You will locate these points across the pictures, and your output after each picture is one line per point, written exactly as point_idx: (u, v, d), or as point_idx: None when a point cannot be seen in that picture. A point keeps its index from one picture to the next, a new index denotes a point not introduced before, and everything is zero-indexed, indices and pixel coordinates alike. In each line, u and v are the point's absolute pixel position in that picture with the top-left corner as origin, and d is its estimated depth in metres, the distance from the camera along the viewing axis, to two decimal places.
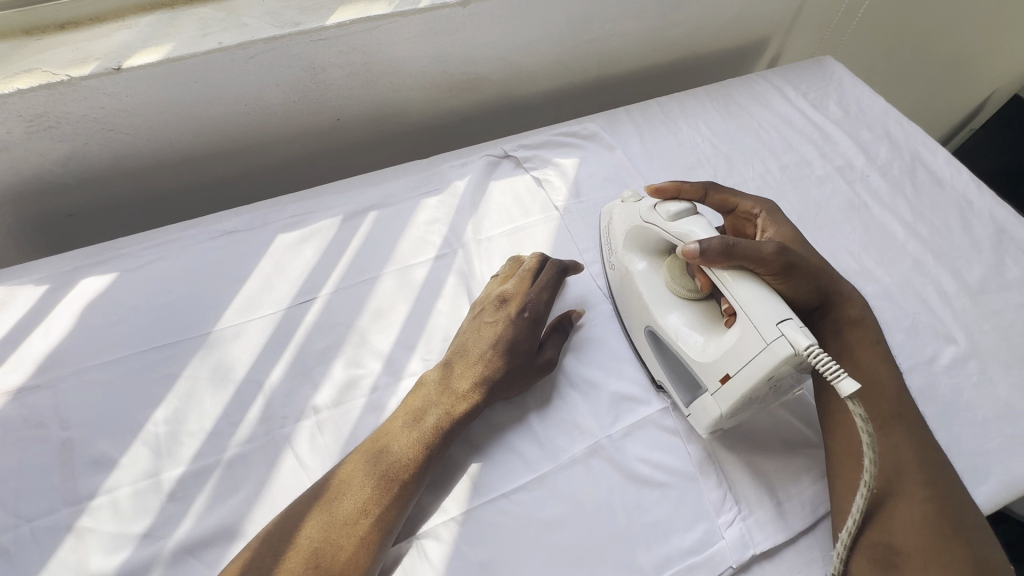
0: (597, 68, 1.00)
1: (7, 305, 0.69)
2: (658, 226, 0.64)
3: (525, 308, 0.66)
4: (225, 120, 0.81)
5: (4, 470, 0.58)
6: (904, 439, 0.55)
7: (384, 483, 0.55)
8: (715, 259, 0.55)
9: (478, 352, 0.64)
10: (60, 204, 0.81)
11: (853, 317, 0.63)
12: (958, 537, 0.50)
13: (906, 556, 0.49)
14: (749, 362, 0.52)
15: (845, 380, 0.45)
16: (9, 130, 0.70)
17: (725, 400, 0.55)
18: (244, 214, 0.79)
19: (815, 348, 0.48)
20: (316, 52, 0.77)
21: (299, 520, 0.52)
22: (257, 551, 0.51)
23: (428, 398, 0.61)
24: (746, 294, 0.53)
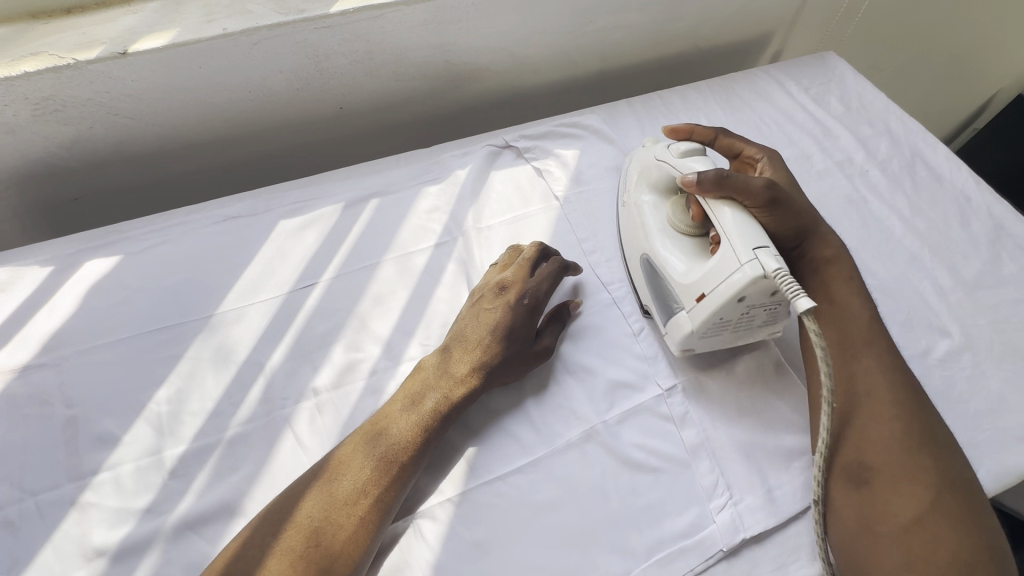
0: (600, 60, 1.01)
1: (12, 286, 0.70)
2: (667, 163, 0.70)
3: (524, 295, 0.67)
4: (228, 107, 0.81)
5: (10, 445, 0.60)
6: (873, 363, 0.60)
7: (383, 464, 0.56)
8: (708, 189, 0.61)
9: (477, 337, 0.65)
10: (66, 187, 0.82)
11: (829, 257, 0.68)
12: (925, 450, 0.55)
13: (874, 471, 0.54)
14: (723, 282, 0.58)
15: (802, 299, 0.51)
16: (16, 113, 0.71)
17: (699, 315, 0.60)
18: (247, 200, 0.80)
19: (783, 272, 0.53)
20: (319, 40, 0.77)
21: (299, 500, 0.53)
22: (256, 530, 0.52)
23: (426, 382, 0.62)
24: (728, 220, 0.59)
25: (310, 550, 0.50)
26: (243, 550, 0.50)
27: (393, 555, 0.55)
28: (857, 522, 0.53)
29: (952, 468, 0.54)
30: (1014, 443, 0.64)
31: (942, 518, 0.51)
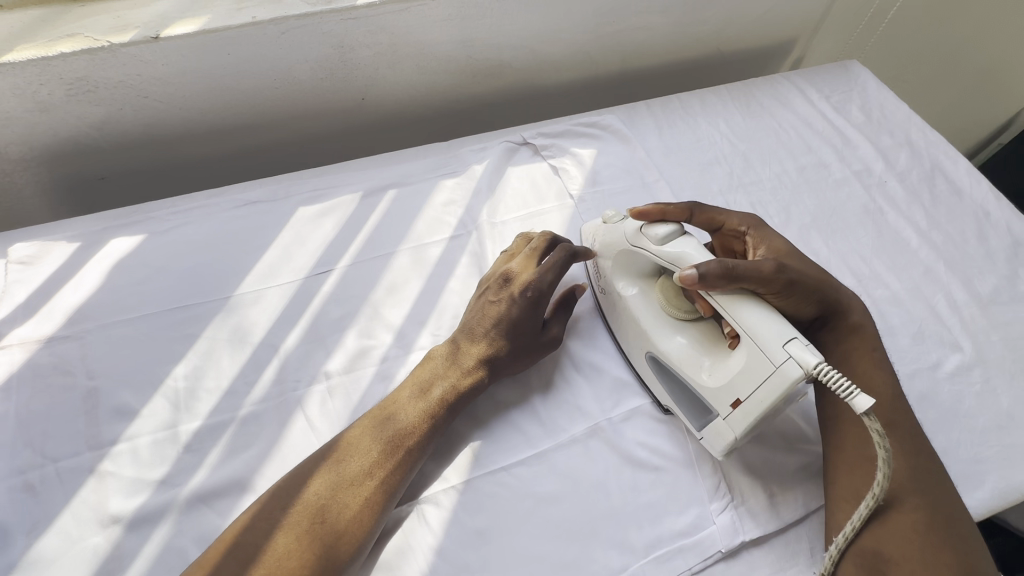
0: (621, 61, 1.01)
1: (40, 260, 0.72)
2: (647, 250, 0.62)
3: (530, 286, 0.67)
4: (254, 94, 0.83)
5: (33, 412, 0.62)
6: (900, 448, 0.56)
7: (390, 448, 0.57)
8: (715, 285, 0.54)
9: (484, 327, 0.65)
10: (93, 166, 0.85)
11: (850, 327, 0.64)
12: (946, 545, 0.52)
13: (893, 564, 0.51)
14: (762, 386, 0.52)
15: (858, 398, 0.46)
16: (51, 92, 0.73)
17: (740, 424, 0.54)
18: (267, 185, 0.82)
19: (825, 366, 0.48)
20: (345, 31, 0.79)
21: (307, 479, 0.55)
22: (265, 505, 0.53)
23: (435, 371, 0.63)
24: (754, 320, 0.53)
25: (315, 526, 0.52)
26: (249, 525, 0.52)
27: (396, 539, 0.56)
28: None
29: (974, 564, 0.51)
30: (1020, 461, 0.64)
31: None
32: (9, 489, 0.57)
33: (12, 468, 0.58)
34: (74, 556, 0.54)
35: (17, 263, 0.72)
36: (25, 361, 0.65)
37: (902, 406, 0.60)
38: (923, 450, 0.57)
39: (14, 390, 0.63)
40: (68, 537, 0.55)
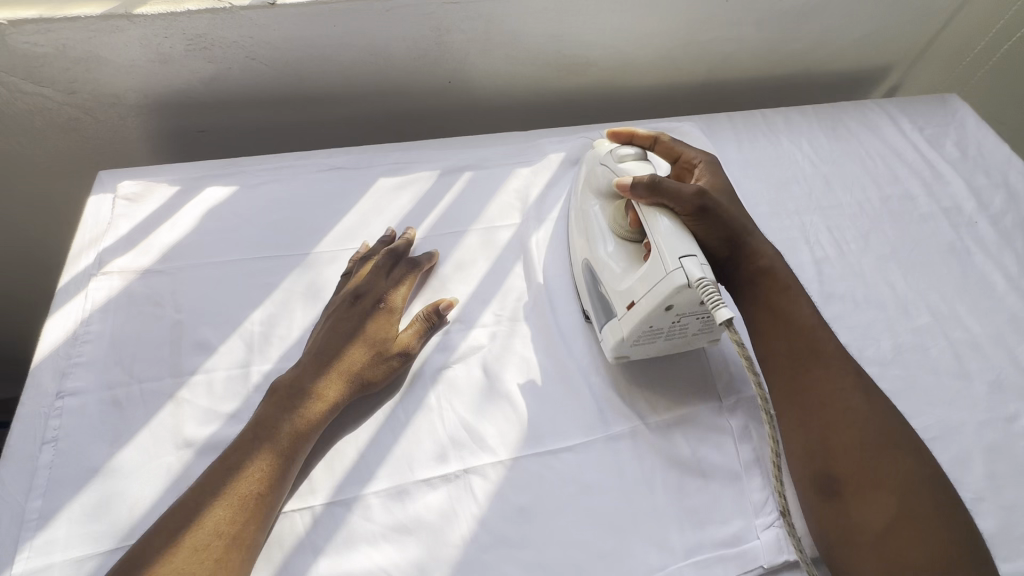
0: (706, 71, 1.00)
1: (145, 198, 0.78)
2: (607, 167, 0.70)
3: (381, 296, 0.68)
4: (351, 68, 0.87)
5: (125, 335, 0.67)
6: (827, 373, 0.58)
7: (275, 463, 0.56)
8: (639, 193, 0.62)
9: (335, 349, 0.63)
10: (195, 119, 0.90)
11: (762, 270, 0.64)
12: (885, 452, 0.53)
13: (842, 482, 0.53)
14: (651, 292, 0.58)
15: (722, 309, 0.53)
16: (173, 46, 0.79)
17: (630, 323, 0.61)
18: (352, 154, 0.86)
19: (705, 281, 0.54)
20: (446, 15, 0.82)
21: (200, 515, 0.52)
22: (165, 537, 0.50)
23: (295, 393, 0.60)
24: (661, 228, 0.60)
25: (226, 551, 0.51)
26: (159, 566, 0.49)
27: (442, 502, 0.58)
28: (839, 534, 0.53)
29: (916, 468, 0.53)
30: None
31: (912, 529, 0.50)
32: (99, 401, 0.62)
33: (103, 382, 0.63)
34: (150, 470, 0.59)
35: (124, 199, 0.78)
36: (124, 288, 0.70)
37: (823, 331, 0.61)
38: (847, 368, 0.58)
39: (111, 312, 0.68)
40: (145, 452, 0.59)
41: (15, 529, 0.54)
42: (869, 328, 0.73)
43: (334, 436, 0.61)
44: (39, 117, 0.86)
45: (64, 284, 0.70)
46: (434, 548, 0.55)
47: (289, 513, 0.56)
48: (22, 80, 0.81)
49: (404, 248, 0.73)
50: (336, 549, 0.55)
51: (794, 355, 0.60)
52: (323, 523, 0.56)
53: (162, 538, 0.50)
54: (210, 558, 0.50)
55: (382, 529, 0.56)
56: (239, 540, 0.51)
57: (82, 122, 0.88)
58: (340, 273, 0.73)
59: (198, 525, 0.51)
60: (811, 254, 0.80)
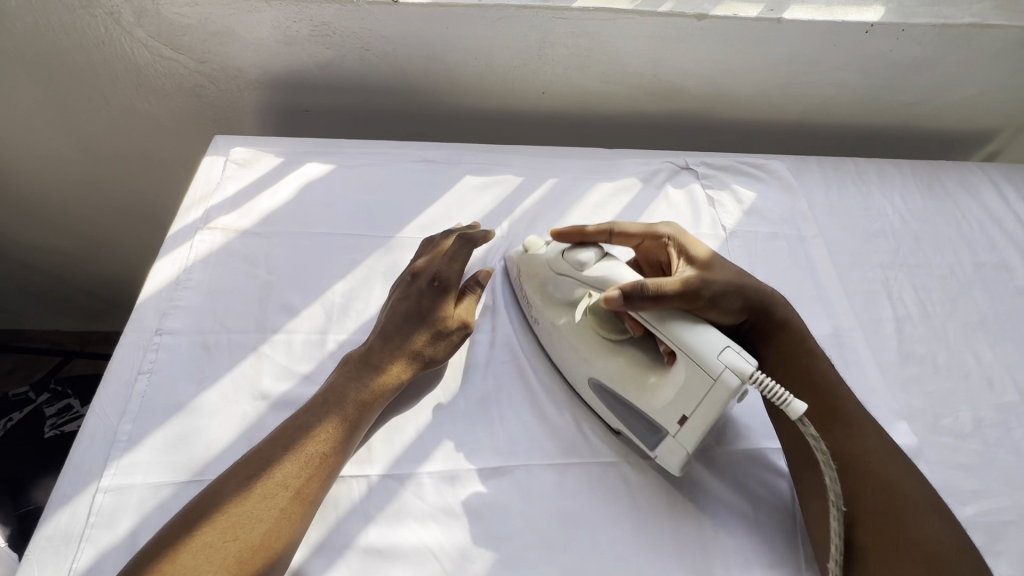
0: (801, 112, 0.99)
1: (252, 164, 0.85)
2: (571, 276, 0.65)
3: (440, 278, 0.70)
4: (454, 68, 0.91)
5: (221, 287, 0.72)
6: (845, 435, 0.58)
7: (339, 429, 0.58)
8: (640, 304, 0.57)
9: (395, 326, 0.66)
10: (303, 99, 0.97)
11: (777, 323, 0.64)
12: (908, 515, 0.52)
13: (869, 549, 0.52)
14: (705, 400, 0.54)
15: (794, 403, 0.50)
16: (299, 30, 0.86)
17: (690, 439, 0.56)
18: (443, 150, 0.90)
19: (759, 375, 0.51)
20: (552, 28, 0.85)
21: (270, 467, 0.55)
22: (231, 482, 0.53)
23: (361, 367, 0.63)
24: (681, 333, 0.55)
25: (289, 503, 0.53)
26: (224, 507, 0.51)
27: (493, 493, 0.59)
28: None
29: (945, 532, 0.51)
30: None
31: None
32: (191, 342, 0.67)
33: (196, 326, 0.69)
34: (227, 414, 0.63)
35: (235, 162, 0.84)
36: (224, 244, 0.76)
37: (843, 390, 0.61)
38: (868, 427, 0.58)
39: (210, 264, 0.74)
40: (225, 397, 0.64)
41: (107, 446, 0.60)
42: (948, 397, 0.70)
43: (397, 413, 0.64)
44: (170, 80, 0.95)
45: (174, 232, 0.76)
46: (478, 539, 0.56)
47: (345, 477, 0.59)
48: (163, 45, 0.89)
49: (473, 235, 0.74)
50: (385, 520, 0.57)
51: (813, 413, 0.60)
52: (377, 493, 0.58)
53: (234, 479, 0.54)
54: (276, 504, 0.53)
55: (432, 509, 0.58)
56: (303, 493, 0.54)
57: (205, 89, 0.96)
58: (409, 257, 0.77)
59: (268, 472, 0.54)
60: (891, 311, 0.77)
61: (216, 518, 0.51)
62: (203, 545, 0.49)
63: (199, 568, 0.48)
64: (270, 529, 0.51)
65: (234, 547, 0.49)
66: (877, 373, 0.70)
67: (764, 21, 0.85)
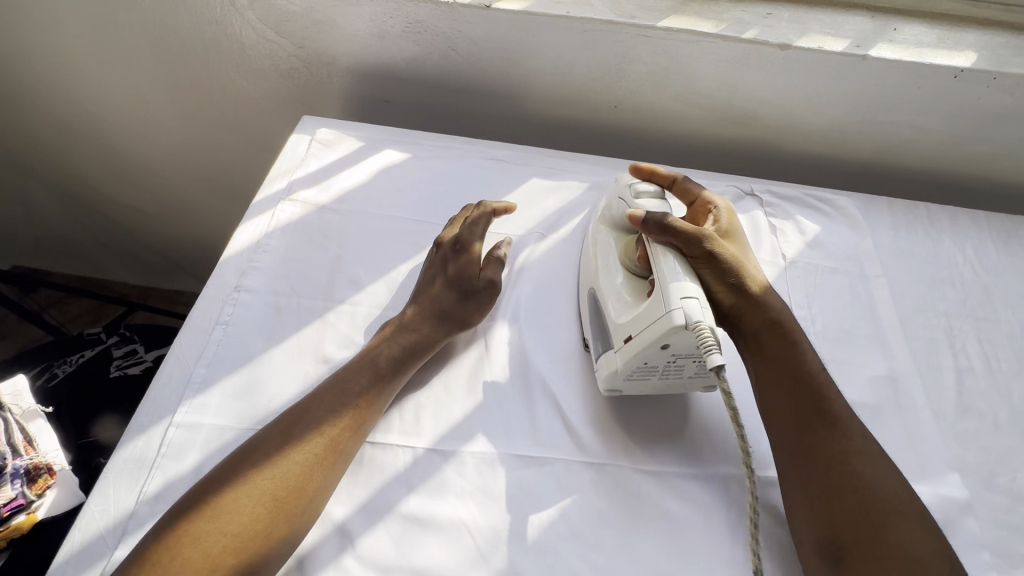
0: (874, 152, 0.98)
1: (335, 146, 0.90)
2: (626, 203, 0.71)
3: (464, 243, 0.75)
4: (532, 75, 0.95)
5: (296, 255, 0.77)
6: (830, 437, 0.58)
7: (369, 387, 0.62)
8: (649, 229, 0.63)
9: (423, 288, 0.72)
10: (385, 90, 1.02)
11: (769, 322, 0.65)
12: (883, 520, 0.53)
13: (847, 549, 0.53)
14: (647, 331, 0.58)
15: (714, 355, 0.53)
16: (394, 27, 0.91)
17: (626, 356, 0.61)
18: (513, 151, 0.93)
19: (701, 325, 0.55)
20: (634, 45, 0.87)
21: (305, 416, 0.58)
22: (271, 429, 0.58)
23: (392, 331, 0.68)
24: (667, 264, 0.61)
25: (323, 449, 0.57)
26: (262, 450, 0.56)
27: (532, 480, 0.61)
28: None
29: (922, 541, 0.52)
30: None
31: None
32: (265, 302, 0.72)
33: (270, 288, 0.74)
34: (290, 371, 0.67)
35: (319, 142, 0.90)
36: (303, 216, 0.81)
37: (831, 393, 0.61)
38: (853, 434, 0.58)
39: (289, 233, 0.79)
40: (290, 356, 0.68)
41: (182, 386, 0.64)
42: (1006, 456, 0.67)
43: (446, 393, 0.66)
44: (269, 62, 1.02)
45: (260, 200, 0.82)
46: (512, 522, 0.58)
47: (390, 445, 0.62)
48: (269, 29, 0.97)
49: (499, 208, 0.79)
50: (426, 491, 0.59)
51: (799, 414, 0.60)
52: (421, 465, 0.61)
53: (275, 427, 0.58)
54: (310, 450, 0.56)
55: (470, 487, 0.60)
56: (336, 442, 0.58)
57: (298, 72, 1.03)
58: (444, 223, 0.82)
59: (306, 421, 0.58)
60: (952, 361, 0.75)
61: (257, 459, 0.55)
62: (244, 483, 0.53)
63: (238, 503, 0.51)
64: (303, 470, 0.55)
65: (271, 484, 0.53)
66: (932, 421, 0.68)
67: (849, 57, 0.85)
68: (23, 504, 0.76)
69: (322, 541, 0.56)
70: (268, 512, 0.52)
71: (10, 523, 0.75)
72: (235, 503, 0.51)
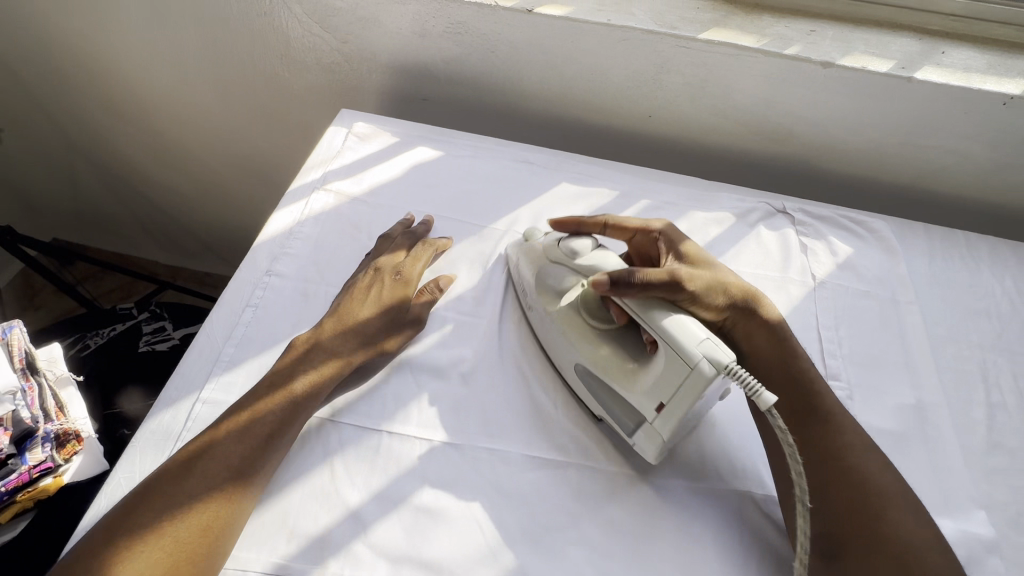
0: (914, 176, 0.96)
1: (370, 140, 0.92)
2: (563, 264, 0.68)
3: (401, 270, 0.74)
4: (568, 81, 0.95)
5: (327, 245, 0.79)
6: (822, 433, 0.60)
7: (283, 414, 0.59)
8: (624, 290, 0.59)
9: (351, 312, 0.69)
10: (422, 88, 1.04)
11: (759, 323, 0.65)
12: (875, 510, 0.54)
13: (845, 543, 0.53)
14: (681, 389, 0.55)
15: (764, 394, 0.51)
16: (436, 27, 0.93)
17: (667, 426, 0.57)
18: (544, 155, 0.94)
19: (734, 366, 0.53)
20: (673, 56, 0.87)
21: (218, 449, 0.56)
22: (178, 466, 0.55)
23: (307, 353, 0.64)
24: (665, 320, 0.57)
25: (238, 482, 0.55)
26: (171, 492, 0.53)
27: (544, 482, 0.61)
28: None
29: (916, 530, 0.53)
30: None
31: None
32: (295, 288, 0.74)
33: (300, 275, 0.75)
34: None
35: (355, 135, 0.92)
36: (336, 206, 0.83)
37: (820, 389, 0.63)
38: (843, 428, 0.60)
39: (321, 222, 0.81)
40: None
41: (211, 363, 0.67)
42: None
43: (465, 390, 0.67)
44: (311, 55, 1.04)
45: (294, 189, 0.84)
46: (522, 523, 0.58)
47: (406, 435, 0.63)
48: (314, 23, 0.99)
49: (421, 230, 0.79)
50: (439, 485, 0.60)
51: (792, 411, 0.62)
52: (436, 458, 0.62)
53: (175, 464, 0.55)
54: (214, 485, 0.54)
55: (483, 484, 0.60)
56: (242, 473, 0.55)
57: (339, 66, 1.05)
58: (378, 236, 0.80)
59: (209, 456, 0.55)
60: (985, 395, 0.73)
61: (159, 502, 0.52)
62: (155, 533, 0.50)
63: (152, 554, 0.49)
64: (219, 507, 0.53)
65: (185, 530, 0.51)
66: (958, 455, 0.66)
67: (892, 78, 0.83)
68: (51, 468, 0.78)
69: (335, 523, 0.57)
70: (181, 556, 0.50)
71: (37, 485, 0.77)
72: (142, 553, 0.49)
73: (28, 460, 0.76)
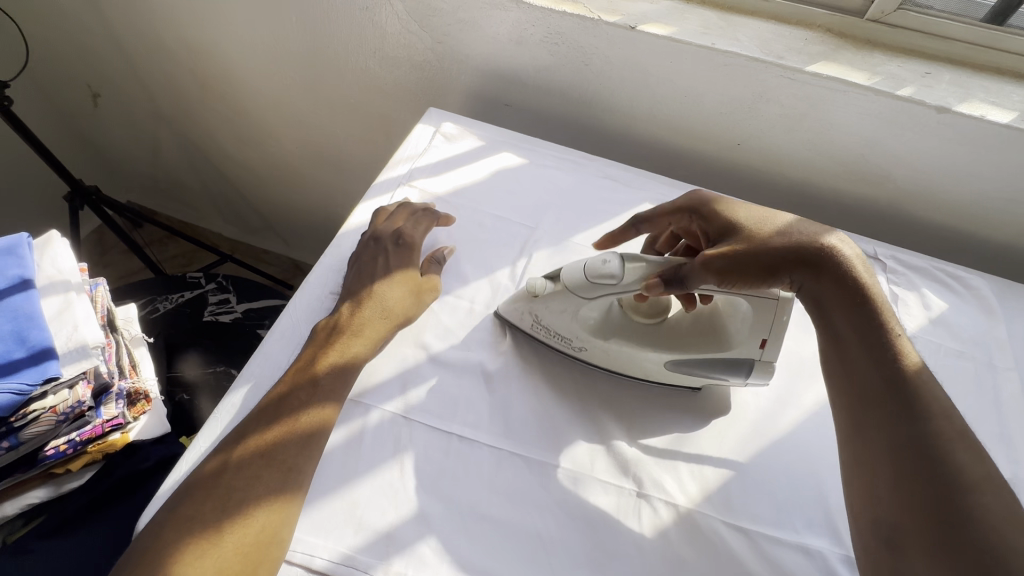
0: (1018, 234, 0.90)
1: (456, 140, 0.92)
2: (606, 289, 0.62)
3: (401, 235, 0.74)
4: (659, 101, 0.94)
5: None
6: (900, 406, 0.49)
7: (313, 403, 0.58)
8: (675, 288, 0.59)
9: (373, 297, 0.67)
10: (509, 94, 1.04)
11: (838, 278, 0.56)
12: (945, 496, 0.43)
13: (905, 530, 0.44)
14: (777, 318, 0.63)
15: None
16: (535, 35, 0.93)
17: (774, 351, 0.65)
18: (628, 172, 0.93)
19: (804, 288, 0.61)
20: (776, 85, 0.85)
21: (253, 439, 0.55)
22: (221, 459, 0.54)
23: (331, 340, 0.63)
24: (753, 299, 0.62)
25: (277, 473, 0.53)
26: (213, 485, 0.52)
27: (610, 508, 0.59)
28: None
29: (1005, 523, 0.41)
30: None
31: None
32: None
33: None
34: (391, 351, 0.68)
35: (443, 135, 0.93)
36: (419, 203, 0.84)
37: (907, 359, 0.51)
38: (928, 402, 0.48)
39: None
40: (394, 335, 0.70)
41: (292, 343, 0.68)
42: None
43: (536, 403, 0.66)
44: (404, 51, 1.06)
45: (381, 182, 0.86)
46: (587, 548, 0.57)
47: (478, 440, 0.63)
48: (412, 22, 1.01)
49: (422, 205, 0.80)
50: (505, 497, 0.59)
51: (865, 382, 0.51)
52: (504, 469, 0.61)
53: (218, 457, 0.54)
54: (255, 475, 0.52)
55: (549, 502, 0.59)
56: (280, 462, 0.53)
57: (429, 65, 1.06)
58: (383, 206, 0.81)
59: (246, 446, 0.54)
60: None
61: (205, 493, 0.51)
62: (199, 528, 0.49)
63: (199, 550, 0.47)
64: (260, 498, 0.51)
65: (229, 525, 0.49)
66: None
67: (1014, 130, 0.79)
68: (122, 424, 0.79)
69: (404, 521, 0.57)
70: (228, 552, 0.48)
71: (107, 438, 0.79)
72: (191, 547, 0.48)
73: (102, 414, 0.77)
